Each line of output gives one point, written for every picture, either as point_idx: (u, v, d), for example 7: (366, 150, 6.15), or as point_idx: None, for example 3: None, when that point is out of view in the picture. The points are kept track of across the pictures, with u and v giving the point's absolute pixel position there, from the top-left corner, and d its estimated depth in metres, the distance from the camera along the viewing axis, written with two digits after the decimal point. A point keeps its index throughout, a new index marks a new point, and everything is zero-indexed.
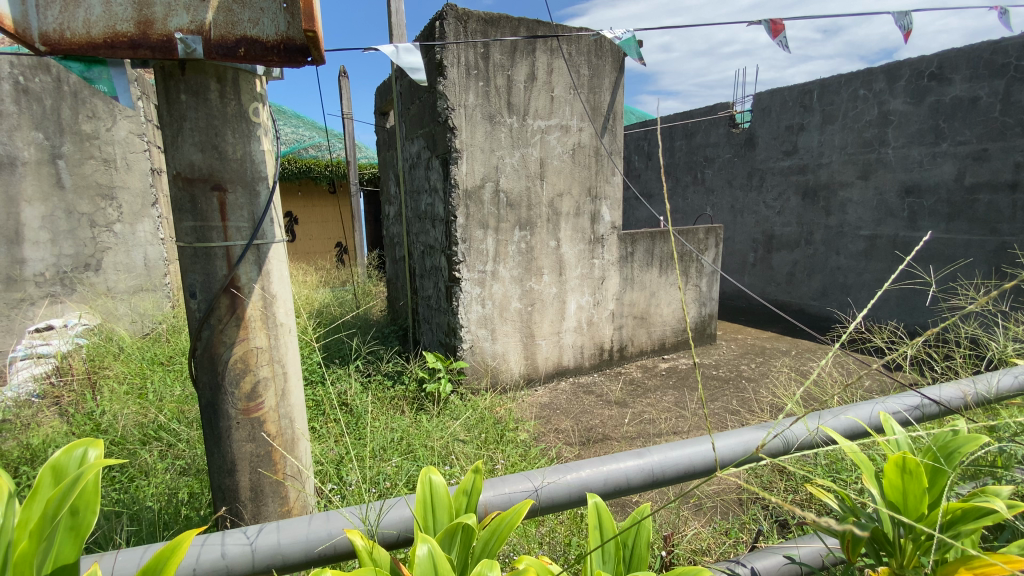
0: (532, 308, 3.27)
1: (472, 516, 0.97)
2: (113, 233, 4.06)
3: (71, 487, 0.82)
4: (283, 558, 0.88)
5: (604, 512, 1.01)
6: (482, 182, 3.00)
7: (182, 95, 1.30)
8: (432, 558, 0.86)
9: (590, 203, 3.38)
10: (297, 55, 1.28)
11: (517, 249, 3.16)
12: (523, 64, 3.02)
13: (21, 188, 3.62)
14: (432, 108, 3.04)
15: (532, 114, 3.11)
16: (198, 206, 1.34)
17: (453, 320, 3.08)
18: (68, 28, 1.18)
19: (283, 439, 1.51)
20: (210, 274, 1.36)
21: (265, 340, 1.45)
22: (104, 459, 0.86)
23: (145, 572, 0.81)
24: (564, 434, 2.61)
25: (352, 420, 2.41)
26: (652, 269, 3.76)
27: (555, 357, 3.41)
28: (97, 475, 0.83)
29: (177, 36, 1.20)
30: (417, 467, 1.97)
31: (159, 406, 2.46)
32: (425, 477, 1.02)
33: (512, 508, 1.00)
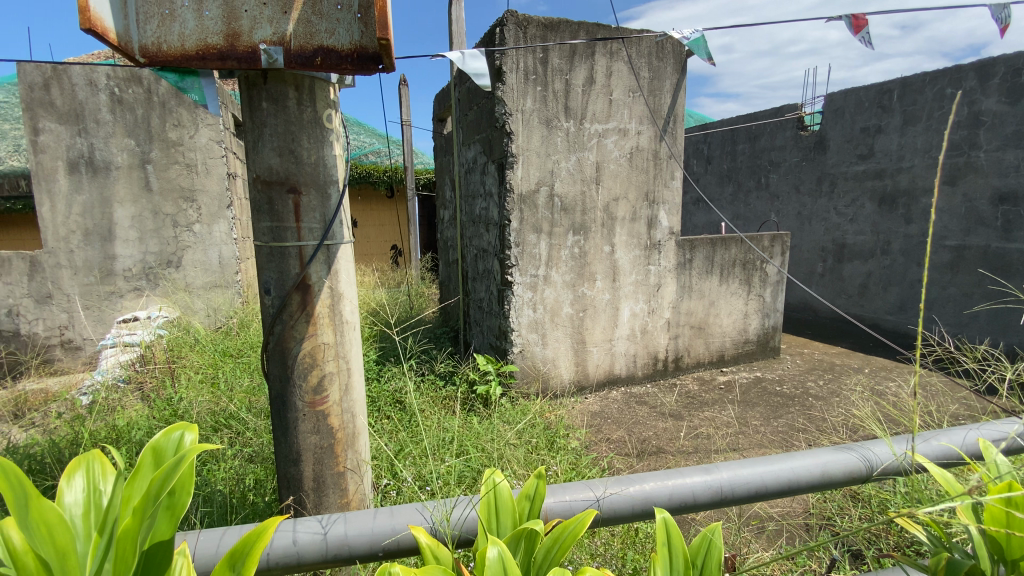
0: (584, 314, 3.23)
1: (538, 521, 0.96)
2: (193, 233, 4.31)
3: (172, 469, 0.85)
4: (349, 548, 0.90)
5: (674, 529, 0.96)
6: (538, 187, 3.00)
7: (264, 103, 1.38)
8: (502, 560, 0.85)
9: (647, 208, 3.31)
10: (369, 63, 1.32)
11: (570, 254, 3.13)
12: (582, 67, 3.00)
13: (115, 190, 4.08)
14: (489, 114, 3.08)
15: (590, 117, 3.08)
16: (275, 208, 1.41)
17: (504, 323, 3.09)
18: (165, 41, 1.28)
19: (344, 433, 1.56)
20: (283, 272, 1.43)
21: (332, 336, 1.50)
22: (197, 445, 0.90)
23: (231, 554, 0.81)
24: (615, 444, 2.56)
25: (405, 417, 2.48)
26: (713, 277, 3.63)
27: (607, 365, 3.35)
28: (192, 459, 0.87)
29: (261, 47, 1.28)
30: (468, 467, 1.99)
31: (231, 396, 2.63)
32: (489, 479, 1.02)
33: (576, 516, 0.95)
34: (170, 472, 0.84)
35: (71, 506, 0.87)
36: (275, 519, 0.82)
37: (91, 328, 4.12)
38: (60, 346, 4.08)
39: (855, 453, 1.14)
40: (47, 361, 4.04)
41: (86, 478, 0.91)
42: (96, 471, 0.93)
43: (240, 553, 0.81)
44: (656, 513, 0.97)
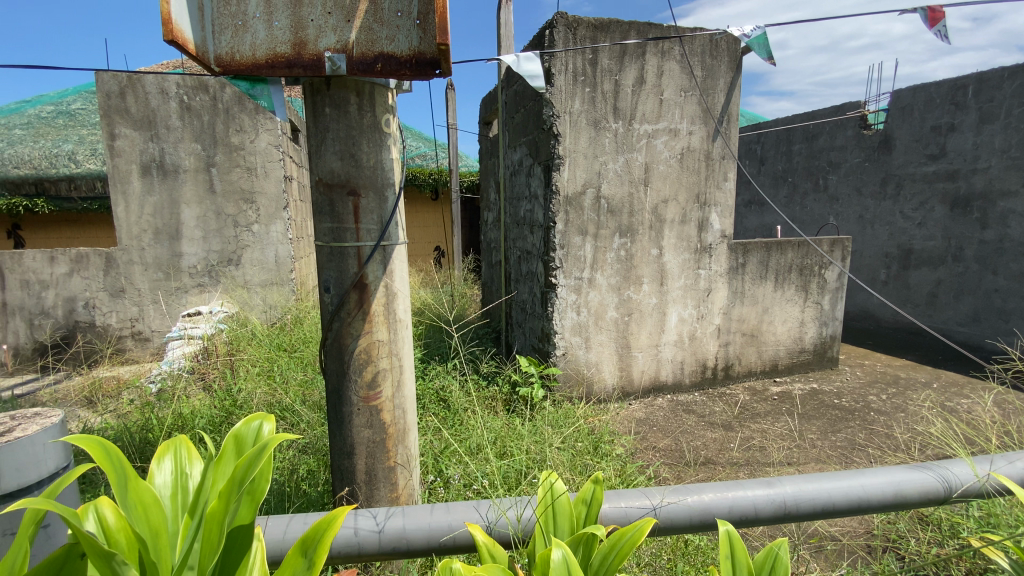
0: (629, 319, 3.18)
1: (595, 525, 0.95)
2: (252, 233, 4.53)
3: (256, 456, 0.87)
4: (408, 542, 0.93)
5: (737, 542, 0.94)
6: (584, 189, 2.98)
7: (327, 108, 1.44)
8: (566, 563, 0.84)
9: (698, 210, 3.23)
10: (427, 69, 1.35)
11: (616, 257, 3.09)
12: (632, 67, 2.96)
13: (182, 192, 4.35)
14: (537, 117, 3.09)
15: (639, 118, 3.03)
16: (336, 209, 1.47)
17: (548, 326, 3.08)
18: (238, 51, 1.36)
19: (395, 428, 1.60)
20: (342, 271, 1.49)
21: (386, 334, 1.55)
22: (277, 434, 0.92)
23: (303, 541, 0.81)
24: (660, 453, 2.51)
25: (449, 416, 2.51)
26: (767, 283, 3.49)
27: (652, 371, 3.28)
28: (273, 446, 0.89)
29: (325, 54, 1.33)
30: (513, 467, 2.00)
31: (286, 389, 2.74)
32: (546, 481, 1.03)
33: (634, 524, 0.93)
34: (253, 459, 0.87)
35: (160, 487, 0.93)
36: (346, 508, 0.82)
37: (159, 321, 4.41)
38: (130, 337, 4.37)
39: (932, 472, 1.09)
40: (120, 350, 4.34)
41: (174, 462, 0.97)
42: (182, 455, 0.99)
43: (312, 540, 0.80)
44: (719, 525, 0.95)
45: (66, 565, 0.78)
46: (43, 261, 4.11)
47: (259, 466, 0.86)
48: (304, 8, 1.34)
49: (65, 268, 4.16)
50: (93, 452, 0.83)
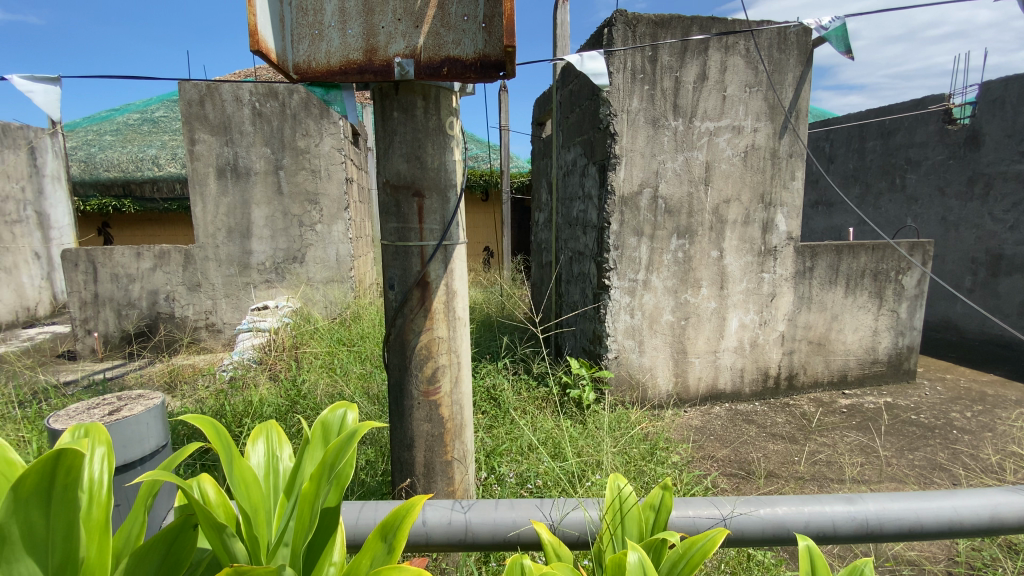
0: (686, 323, 3.09)
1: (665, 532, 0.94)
2: (315, 232, 4.76)
3: (345, 442, 0.91)
4: (473, 536, 0.94)
5: (819, 559, 0.89)
6: (640, 188, 2.92)
7: (395, 112, 1.49)
8: (642, 567, 0.83)
9: (763, 211, 3.10)
10: (491, 71, 1.38)
11: (674, 259, 3.01)
12: (693, 64, 2.88)
13: (253, 193, 4.62)
14: (593, 116, 3.06)
15: (700, 115, 2.94)
16: (402, 210, 1.52)
17: (600, 328, 3.03)
18: (314, 59, 1.43)
19: (453, 424, 1.64)
20: (406, 269, 1.54)
21: (446, 331, 1.59)
22: (363, 422, 0.96)
23: (382, 527, 0.83)
24: (719, 463, 2.43)
25: (501, 414, 2.54)
26: (836, 288, 3.31)
27: (709, 378, 3.17)
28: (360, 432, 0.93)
29: (395, 60, 1.38)
30: (567, 469, 2.00)
31: (345, 382, 2.85)
32: (614, 483, 1.03)
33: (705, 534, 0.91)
34: (342, 445, 0.90)
35: (255, 468, 1.00)
36: (423, 497, 0.84)
37: (230, 314, 4.70)
38: (205, 329, 4.68)
39: None
40: (196, 340, 4.67)
41: (266, 445, 1.03)
42: (273, 439, 1.05)
43: (391, 526, 0.83)
44: (799, 540, 0.91)
45: (179, 536, 0.80)
46: (130, 257, 4.45)
47: (347, 451, 0.89)
48: (375, 15, 1.39)
49: (150, 263, 4.50)
50: (205, 432, 0.91)
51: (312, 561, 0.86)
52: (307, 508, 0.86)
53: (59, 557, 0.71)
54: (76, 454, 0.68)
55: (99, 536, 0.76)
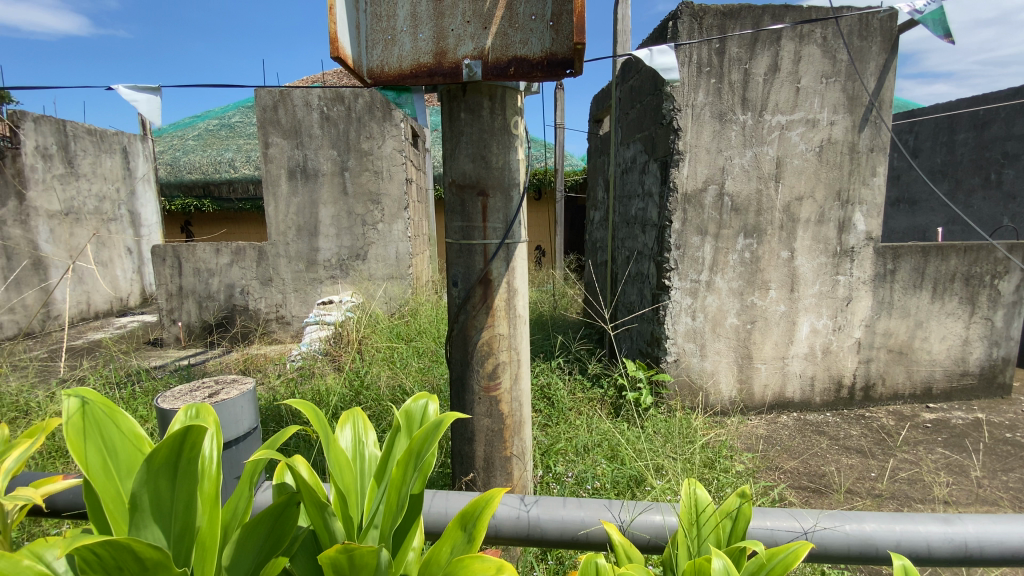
0: (752, 326, 2.95)
1: (743, 542, 0.92)
2: (377, 231, 4.94)
3: (432, 430, 0.94)
4: (541, 532, 0.95)
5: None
6: (705, 185, 2.82)
7: (462, 113, 1.52)
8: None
9: (839, 209, 2.91)
10: (558, 68, 1.37)
11: (740, 259, 2.89)
12: (764, 55, 2.75)
13: (321, 193, 4.86)
14: (655, 111, 2.98)
15: (771, 108, 2.81)
16: (466, 209, 1.55)
17: (658, 330, 2.95)
18: (387, 63, 1.48)
19: (512, 420, 1.66)
20: (470, 266, 1.57)
21: (506, 328, 1.61)
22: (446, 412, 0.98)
23: (462, 516, 0.86)
24: (787, 476, 2.31)
25: (555, 414, 2.54)
26: (921, 293, 3.06)
27: (776, 386, 3.02)
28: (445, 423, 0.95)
29: (464, 62, 1.41)
30: (625, 472, 1.97)
31: (405, 375, 2.94)
32: (689, 488, 1.01)
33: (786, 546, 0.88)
34: (429, 434, 0.93)
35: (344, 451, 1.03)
36: (501, 489, 0.85)
37: (298, 308, 4.97)
38: (275, 321, 4.97)
39: None
40: (267, 332, 4.96)
41: (354, 430, 1.07)
42: (359, 425, 1.09)
43: (471, 516, 0.85)
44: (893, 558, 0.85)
45: (283, 512, 0.85)
46: (211, 253, 4.79)
47: (432, 440, 0.91)
48: (445, 19, 1.43)
49: (228, 259, 4.82)
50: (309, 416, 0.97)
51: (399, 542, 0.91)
52: (396, 493, 0.90)
53: (180, 526, 0.78)
54: (200, 430, 0.74)
55: (211, 508, 0.83)
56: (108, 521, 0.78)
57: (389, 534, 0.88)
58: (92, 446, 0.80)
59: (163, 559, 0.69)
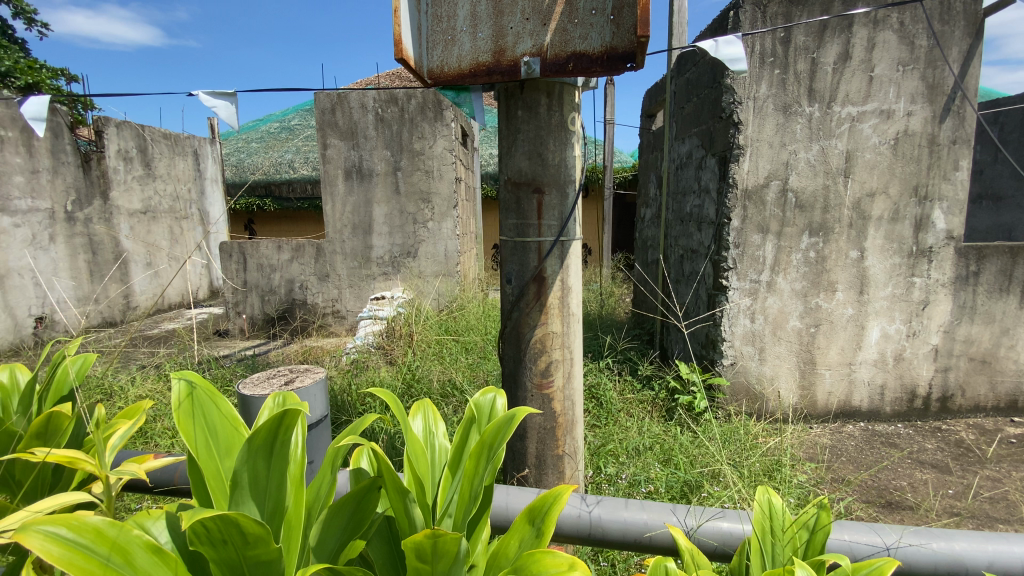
0: (816, 330, 2.80)
1: (823, 554, 0.88)
2: (427, 229, 5.05)
3: (504, 423, 0.95)
4: (603, 533, 0.94)
5: None
6: (767, 181, 2.69)
7: (519, 111, 1.52)
8: None
9: (916, 205, 2.72)
10: (618, 63, 1.35)
11: (804, 259, 2.75)
12: (834, 43, 2.60)
13: (375, 193, 5.01)
14: (713, 104, 2.88)
15: (841, 99, 2.65)
16: (522, 207, 1.55)
17: (714, 331, 2.85)
18: (446, 63, 1.51)
19: (565, 419, 1.65)
20: (524, 264, 1.57)
21: (560, 326, 1.60)
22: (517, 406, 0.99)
23: (530, 512, 0.86)
24: (855, 489, 2.18)
25: (605, 414, 2.51)
26: (1008, 297, 2.81)
27: (842, 394, 2.86)
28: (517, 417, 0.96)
29: (522, 59, 1.41)
30: (679, 477, 1.92)
31: (455, 370, 2.99)
32: (762, 496, 0.98)
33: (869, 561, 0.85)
34: (501, 428, 0.94)
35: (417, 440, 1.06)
36: (570, 487, 0.85)
37: (353, 303, 5.16)
38: (331, 316, 5.16)
39: None
40: (324, 325, 5.17)
41: (425, 421, 1.09)
42: (428, 415, 1.11)
43: (539, 512, 0.85)
44: None
45: (364, 497, 0.88)
46: (273, 249, 5.03)
47: (505, 434, 0.92)
48: (504, 17, 1.43)
49: (288, 255, 5.05)
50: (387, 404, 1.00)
51: (469, 534, 0.92)
52: (469, 484, 0.92)
53: (272, 504, 0.83)
54: (294, 414, 0.79)
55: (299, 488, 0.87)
56: (209, 496, 0.83)
57: (462, 523, 0.90)
58: (197, 426, 0.86)
59: (260, 537, 0.72)
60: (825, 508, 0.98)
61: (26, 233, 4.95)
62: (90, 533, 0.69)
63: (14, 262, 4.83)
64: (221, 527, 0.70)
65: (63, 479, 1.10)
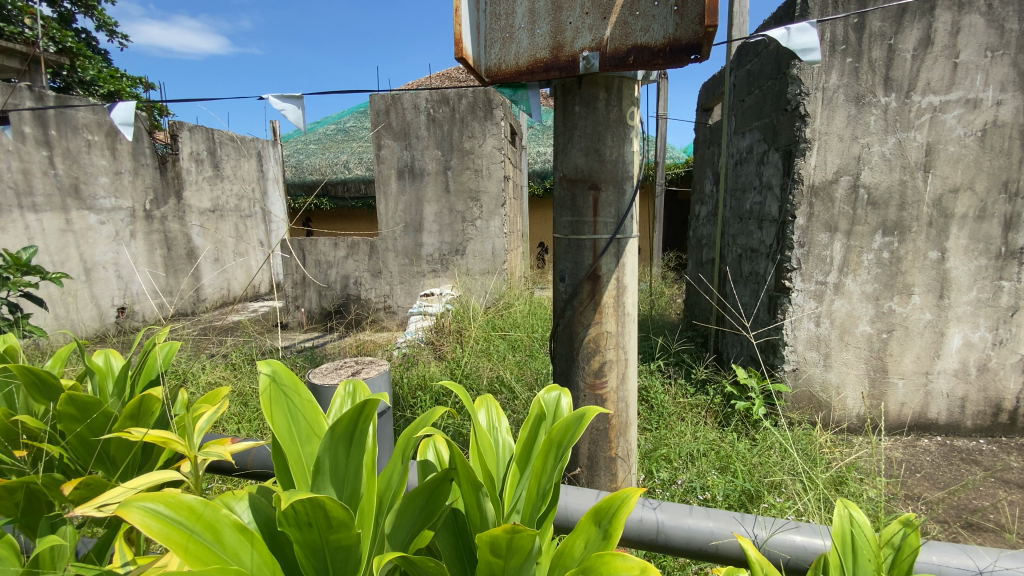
0: (889, 336, 2.62)
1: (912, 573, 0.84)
2: (476, 227, 5.11)
3: (575, 422, 0.94)
4: (666, 539, 0.92)
5: None
6: (836, 177, 2.54)
7: (577, 107, 1.50)
8: None
9: (1006, 202, 2.49)
10: (682, 55, 1.31)
11: (876, 260, 2.57)
12: (914, 28, 2.42)
13: (425, 191, 5.12)
14: (777, 96, 2.74)
15: (920, 88, 2.46)
16: (577, 204, 1.54)
17: (775, 335, 2.72)
18: (504, 61, 1.51)
19: (618, 421, 1.62)
20: (578, 262, 1.55)
21: (614, 326, 1.57)
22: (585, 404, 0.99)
23: (597, 512, 0.84)
24: (931, 507, 2.02)
25: (656, 418, 2.44)
26: None
27: (915, 405, 2.66)
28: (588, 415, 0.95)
29: (581, 54, 1.39)
30: (737, 486, 1.85)
31: (503, 368, 3.00)
32: (844, 508, 0.94)
33: None
34: (572, 426, 0.94)
35: None
36: (639, 490, 0.83)
37: (404, 299, 5.29)
38: (383, 311, 5.31)
39: None
40: (376, 321, 5.33)
41: (489, 415, 1.11)
42: (492, 410, 1.12)
43: (606, 513, 0.83)
44: None
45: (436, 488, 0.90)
46: (330, 247, 5.22)
47: (575, 432, 0.92)
48: (563, 12, 1.42)
49: (344, 252, 5.23)
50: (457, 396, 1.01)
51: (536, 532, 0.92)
52: (537, 482, 0.93)
53: (350, 489, 0.86)
54: (374, 404, 0.82)
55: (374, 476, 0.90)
56: (291, 480, 0.87)
57: (530, 520, 0.90)
58: (281, 412, 0.90)
59: (339, 523, 0.74)
60: (912, 525, 0.93)
61: (110, 230, 5.38)
62: (185, 510, 0.74)
63: (100, 256, 5.26)
64: (308, 511, 0.73)
65: (151, 458, 1.19)
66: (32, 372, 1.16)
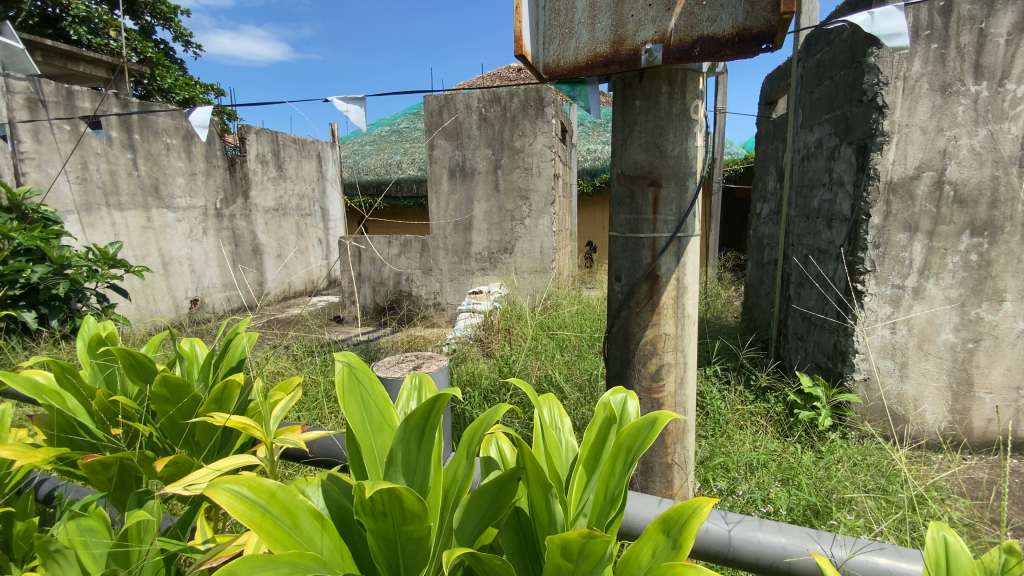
0: (975, 346, 2.40)
1: None
2: (525, 225, 5.11)
3: (646, 427, 0.92)
4: (737, 553, 0.88)
5: None
6: (917, 173, 2.35)
7: (638, 101, 1.46)
8: None
9: None
10: (751, 44, 1.25)
11: (962, 263, 2.36)
12: (1010, 9, 2.20)
13: (476, 190, 5.17)
14: (851, 87, 2.57)
15: (1017, 76, 2.23)
16: (636, 201, 1.50)
17: (844, 342, 2.56)
18: (563, 57, 1.48)
19: (674, 427, 1.57)
20: (636, 261, 1.51)
21: (673, 328, 1.52)
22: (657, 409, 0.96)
23: (665, 520, 0.82)
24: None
25: (712, 424, 2.35)
26: None
27: (1004, 422, 2.43)
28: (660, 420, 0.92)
29: (644, 47, 1.35)
30: (802, 499, 1.75)
31: (552, 367, 2.98)
32: (938, 532, 0.86)
33: None
34: (643, 431, 0.91)
35: None
36: (711, 501, 0.79)
37: (453, 296, 5.37)
38: (433, 308, 5.42)
39: None
40: (426, 317, 5.45)
41: (553, 415, 1.10)
42: (556, 410, 1.11)
43: (675, 522, 0.80)
44: None
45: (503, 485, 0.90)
46: (384, 244, 5.38)
47: (646, 438, 0.90)
48: (625, 5, 1.38)
49: (397, 250, 5.37)
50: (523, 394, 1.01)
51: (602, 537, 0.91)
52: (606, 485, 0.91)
53: (419, 482, 0.88)
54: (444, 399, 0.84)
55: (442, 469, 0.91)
56: (364, 470, 0.90)
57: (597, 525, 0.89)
58: (355, 403, 0.93)
59: (409, 515, 0.76)
60: (1017, 554, 0.85)
61: (185, 227, 5.77)
62: (266, 493, 0.78)
63: (176, 252, 5.66)
64: (384, 501, 0.75)
65: (229, 442, 1.26)
66: (131, 354, 1.25)
